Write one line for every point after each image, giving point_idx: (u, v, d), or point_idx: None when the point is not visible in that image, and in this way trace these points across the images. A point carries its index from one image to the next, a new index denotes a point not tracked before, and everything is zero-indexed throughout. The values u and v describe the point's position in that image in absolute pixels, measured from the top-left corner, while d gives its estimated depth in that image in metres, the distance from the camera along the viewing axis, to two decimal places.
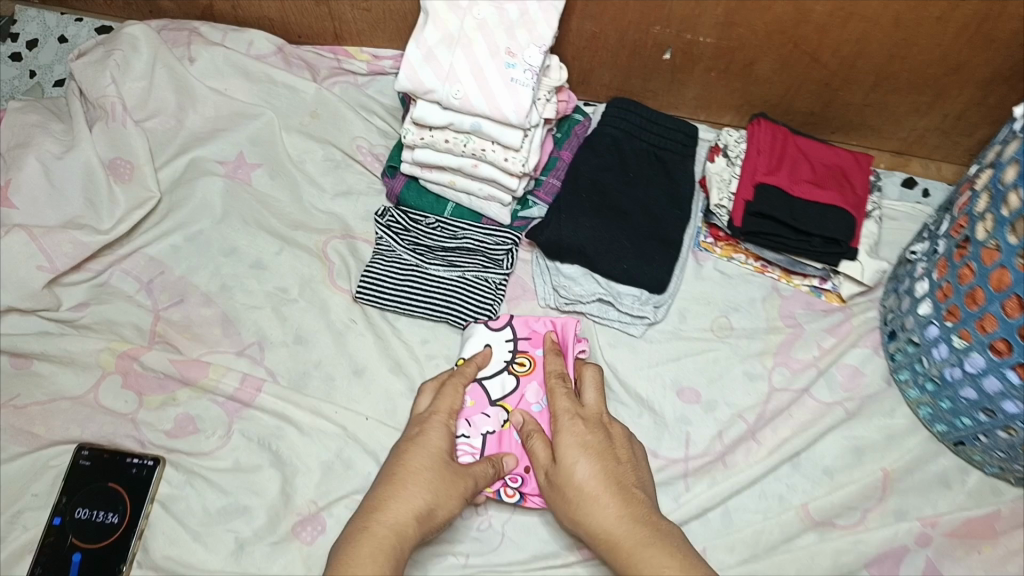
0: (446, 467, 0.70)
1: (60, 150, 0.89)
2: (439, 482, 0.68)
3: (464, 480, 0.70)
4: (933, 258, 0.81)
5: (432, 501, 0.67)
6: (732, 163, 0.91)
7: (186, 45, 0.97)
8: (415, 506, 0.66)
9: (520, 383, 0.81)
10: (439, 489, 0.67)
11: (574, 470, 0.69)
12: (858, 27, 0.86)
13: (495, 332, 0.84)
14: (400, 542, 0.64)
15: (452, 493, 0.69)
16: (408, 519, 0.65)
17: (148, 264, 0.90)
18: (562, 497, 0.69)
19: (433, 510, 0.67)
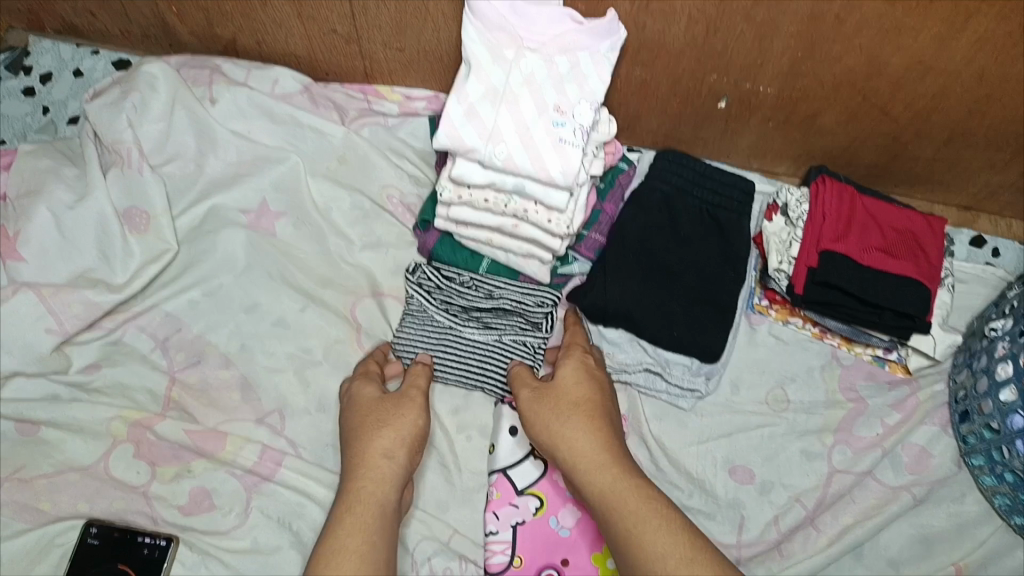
0: (386, 417, 0.73)
1: (72, 198, 0.84)
2: (386, 422, 0.72)
3: (408, 407, 0.74)
4: (1020, 341, 0.74)
5: (396, 435, 0.72)
6: (794, 225, 0.83)
7: (208, 85, 0.90)
8: (380, 449, 0.70)
9: (549, 468, 0.81)
10: (394, 417, 0.73)
11: (572, 385, 0.75)
12: (937, 81, 0.79)
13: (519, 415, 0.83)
14: (382, 489, 0.68)
15: (407, 429, 0.72)
16: (382, 465, 0.69)
17: (164, 320, 0.85)
18: (552, 404, 0.74)
19: (399, 439, 0.71)
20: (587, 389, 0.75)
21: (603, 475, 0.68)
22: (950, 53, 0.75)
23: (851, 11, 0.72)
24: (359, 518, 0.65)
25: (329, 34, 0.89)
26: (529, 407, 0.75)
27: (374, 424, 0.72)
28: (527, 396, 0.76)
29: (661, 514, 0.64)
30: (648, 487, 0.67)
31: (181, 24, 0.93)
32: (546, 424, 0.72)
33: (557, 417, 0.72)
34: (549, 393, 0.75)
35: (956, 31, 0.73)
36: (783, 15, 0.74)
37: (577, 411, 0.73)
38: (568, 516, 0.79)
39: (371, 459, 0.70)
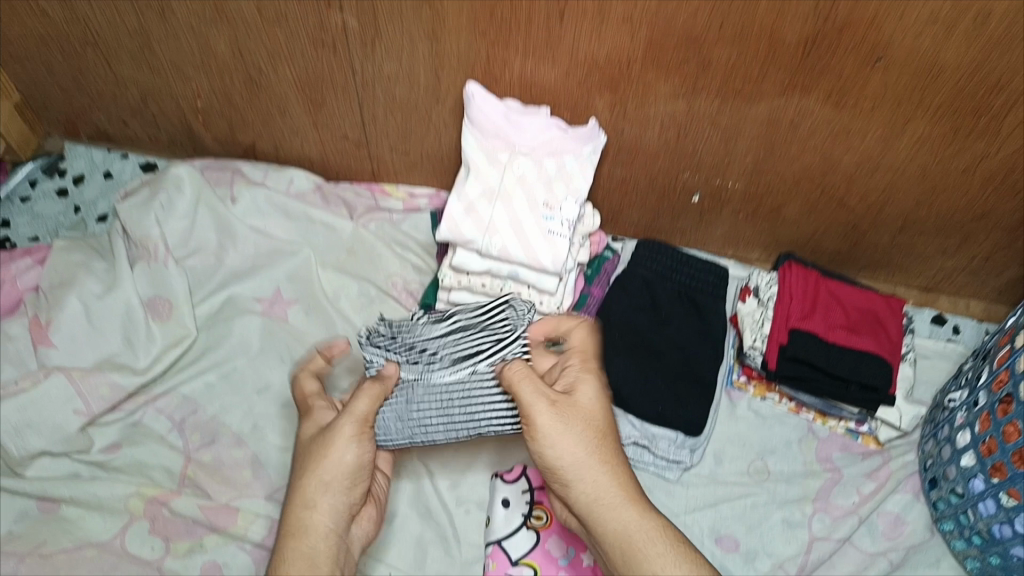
0: (314, 459, 0.72)
1: (101, 289, 0.91)
2: (311, 465, 0.72)
3: (336, 442, 0.72)
4: (975, 409, 0.79)
5: (326, 479, 0.71)
6: (765, 306, 0.91)
7: (229, 185, 1.00)
8: (308, 499, 0.70)
9: (541, 537, 0.84)
10: (321, 458, 0.72)
11: (592, 411, 0.73)
12: (885, 176, 0.88)
13: (510, 486, 0.87)
14: (310, 541, 0.68)
15: (331, 468, 0.71)
16: (305, 518, 0.69)
17: (181, 402, 0.90)
18: (578, 426, 0.71)
19: (328, 484, 0.71)
20: (605, 419, 0.74)
21: (627, 514, 0.69)
22: (893, 152, 0.85)
23: (802, 117, 0.82)
24: (285, 569, 0.67)
25: (341, 140, 0.99)
26: (547, 424, 0.70)
27: (303, 469, 0.72)
28: (545, 410, 0.71)
29: (689, 561, 0.67)
30: (672, 531, 0.69)
31: (206, 131, 1.02)
32: (570, 449, 0.70)
33: (582, 445, 0.70)
34: (570, 413, 0.72)
35: (896, 133, 0.82)
36: (745, 121, 0.84)
37: (601, 444, 0.72)
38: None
39: (302, 509, 0.70)
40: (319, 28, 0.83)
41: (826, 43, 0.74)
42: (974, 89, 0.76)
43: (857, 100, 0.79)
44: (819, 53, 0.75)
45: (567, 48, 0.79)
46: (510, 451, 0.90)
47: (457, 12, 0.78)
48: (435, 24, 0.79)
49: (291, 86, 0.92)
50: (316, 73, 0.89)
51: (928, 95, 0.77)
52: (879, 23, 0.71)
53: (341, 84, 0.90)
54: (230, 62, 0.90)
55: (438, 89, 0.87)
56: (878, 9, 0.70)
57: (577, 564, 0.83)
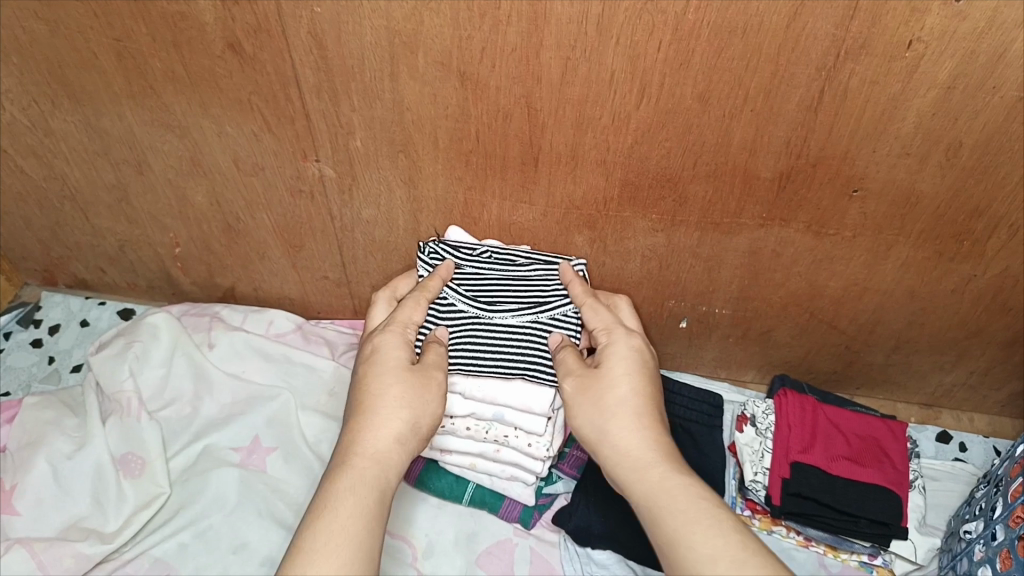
0: (410, 397, 0.69)
1: (71, 447, 0.88)
2: (408, 400, 0.68)
3: (430, 392, 0.71)
4: (993, 544, 0.75)
5: (417, 423, 0.68)
6: (763, 435, 0.88)
7: (207, 331, 0.99)
8: (396, 434, 0.67)
9: None
10: (415, 402, 0.69)
11: (619, 375, 0.70)
12: (874, 298, 0.87)
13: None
14: (386, 473, 0.65)
15: (423, 415, 0.69)
16: (387, 448, 0.66)
17: (153, 566, 0.83)
18: (599, 398, 0.69)
19: (415, 427, 0.68)
20: (635, 379, 0.70)
21: (649, 474, 0.64)
22: (880, 275, 0.84)
23: (785, 246, 0.82)
24: (355, 490, 0.62)
25: (321, 280, 0.98)
26: (573, 398, 0.71)
27: (393, 401, 0.68)
28: (570, 386, 0.72)
29: (712, 515, 0.61)
30: (701, 488, 0.63)
31: (185, 276, 1.02)
32: (592, 418, 0.69)
33: (603, 412, 0.69)
34: (593, 384, 0.70)
35: (881, 258, 0.81)
36: (726, 251, 0.84)
37: (624, 407, 0.68)
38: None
39: (384, 442, 0.67)
40: (296, 178, 0.83)
41: (801, 177, 0.74)
42: (955, 215, 0.75)
43: (839, 229, 0.79)
44: (795, 186, 0.75)
45: (544, 191, 0.79)
46: None
47: (433, 158, 0.78)
48: (412, 172, 0.80)
49: (269, 232, 0.91)
50: (294, 219, 0.89)
51: (909, 221, 0.77)
52: (852, 158, 0.71)
53: (319, 227, 0.89)
54: (209, 211, 0.90)
55: (417, 230, 0.87)
56: (849, 145, 0.70)
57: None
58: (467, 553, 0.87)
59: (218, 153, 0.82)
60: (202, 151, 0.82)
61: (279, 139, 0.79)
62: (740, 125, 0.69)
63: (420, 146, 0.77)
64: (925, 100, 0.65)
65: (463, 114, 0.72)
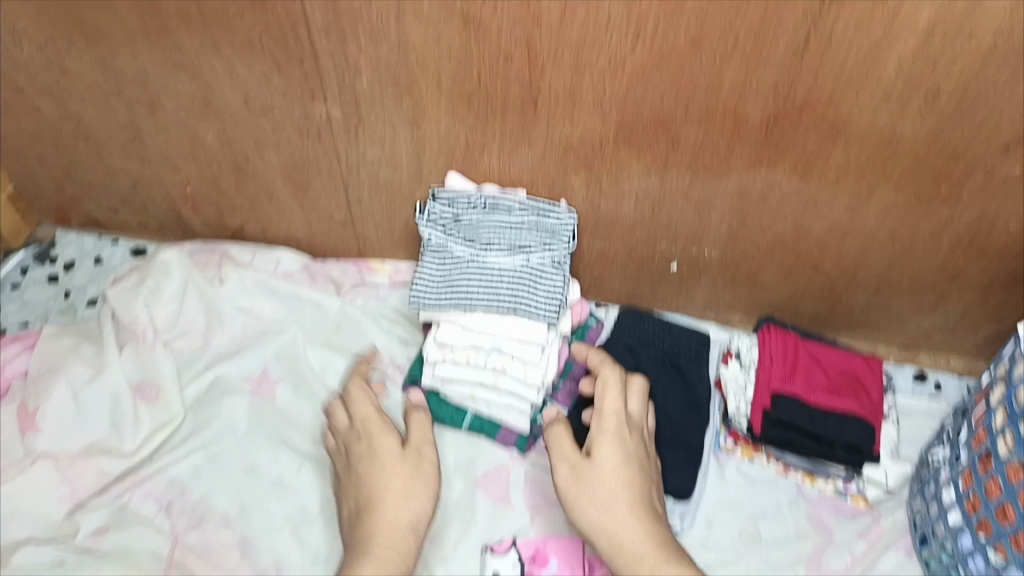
0: (406, 481, 0.82)
1: (89, 373, 0.92)
2: (405, 488, 0.81)
3: (424, 472, 0.83)
4: (957, 467, 0.81)
5: (419, 504, 0.80)
6: (747, 370, 0.93)
7: (218, 268, 1.03)
8: (406, 522, 0.79)
9: None
10: (414, 486, 0.81)
11: (609, 469, 0.79)
12: (856, 241, 0.91)
13: (501, 559, 0.86)
14: (401, 554, 0.76)
15: (424, 493, 0.81)
16: (400, 525, 0.78)
17: (169, 485, 0.89)
18: (592, 490, 0.78)
19: (421, 505, 0.81)
20: (624, 471, 0.79)
21: (638, 560, 0.74)
22: (862, 219, 0.88)
23: (772, 189, 0.86)
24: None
25: (327, 220, 1.02)
26: (568, 485, 0.79)
27: (397, 491, 0.81)
28: (564, 475, 0.80)
29: None
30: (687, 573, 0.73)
31: (194, 215, 1.05)
32: (586, 508, 0.77)
33: (594, 503, 0.77)
34: (589, 477, 0.79)
35: (864, 201, 0.85)
36: (715, 194, 0.87)
37: (616, 498, 0.77)
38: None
39: (398, 531, 0.78)
40: (303, 118, 0.86)
41: (788, 122, 0.78)
42: (934, 160, 0.79)
43: (823, 173, 0.83)
44: (783, 130, 0.79)
45: (543, 132, 0.83)
46: (499, 524, 0.89)
47: (437, 99, 0.81)
48: (415, 112, 0.83)
49: (277, 171, 0.95)
50: (301, 159, 0.92)
51: (890, 166, 0.81)
52: (836, 103, 0.75)
53: (326, 167, 0.93)
54: (218, 151, 0.94)
55: (420, 171, 0.90)
56: (834, 90, 0.74)
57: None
58: (465, 477, 0.92)
59: (228, 93, 0.85)
60: (213, 92, 0.86)
61: (288, 80, 0.82)
62: (730, 69, 0.73)
63: (425, 87, 0.80)
64: (906, 45, 0.69)
65: (466, 55, 0.76)
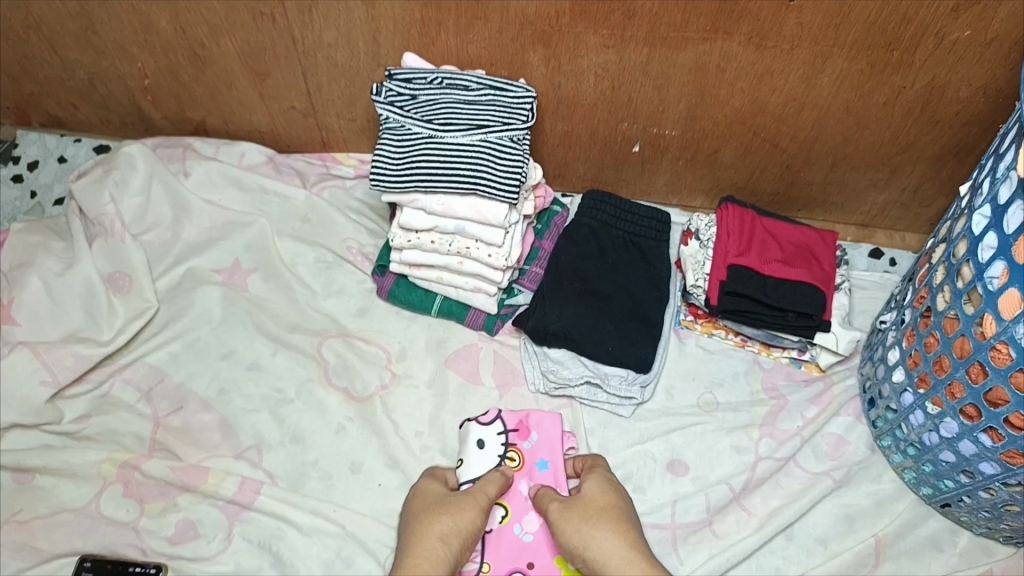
0: (446, 507, 0.75)
1: (60, 267, 0.93)
2: (444, 510, 0.75)
3: (472, 501, 0.76)
4: (902, 327, 0.85)
5: (451, 521, 0.73)
6: (705, 246, 0.95)
7: (181, 161, 1.02)
8: (437, 533, 0.73)
9: (513, 478, 0.83)
10: (456, 509, 0.75)
11: (598, 496, 0.77)
12: (812, 114, 0.92)
13: (485, 429, 0.85)
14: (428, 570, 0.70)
15: (463, 517, 0.74)
16: (433, 547, 0.71)
17: (148, 372, 0.93)
18: (581, 511, 0.75)
19: (456, 525, 0.73)
20: (613, 496, 0.78)
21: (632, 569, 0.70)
22: (817, 90, 0.89)
23: (728, 61, 0.86)
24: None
25: (288, 110, 1.01)
26: (555, 513, 0.76)
27: (432, 513, 0.75)
28: (554, 508, 0.76)
29: None
30: None
31: (155, 110, 1.05)
32: (575, 527, 0.73)
33: (585, 521, 0.74)
34: (576, 502, 0.76)
35: (818, 71, 0.86)
36: (672, 68, 0.88)
37: (605, 515, 0.75)
38: (531, 521, 0.80)
39: (426, 541, 0.72)
40: None
41: None
42: (885, 24, 0.80)
43: (778, 41, 0.83)
44: None
45: (499, 6, 0.83)
46: (468, 400, 0.93)
47: None
48: None
49: (235, 59, 0.94)
50: (258, 44, 0.91)
51: (843, 31, 0.81)
52: None
53: (283, 53, 0.92)
54: (174, 38, 0.93)
55: (377, 53, 0.90)
56: None
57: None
58: (436, 357, 0.95)
59: None
60: None
61: None
62: None
63: None
64: None
65: None
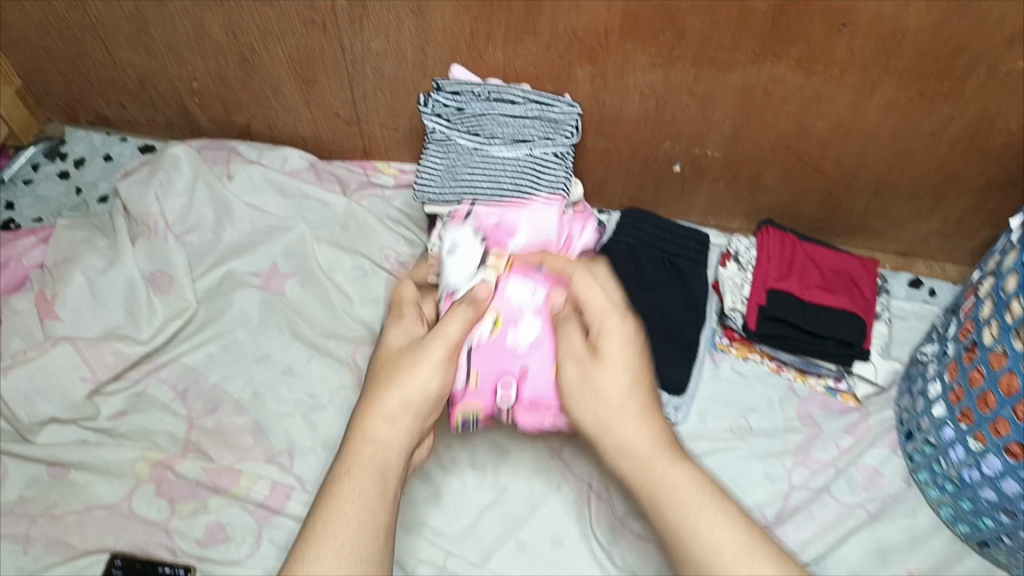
0: (400, 371, 0.68)
1: (103, 264, 0.95)
2: (396, 379, 0.68)
3: (420, 363, 0.68)
4: (943, 360, 0.83)
5: (400, 392, 0.67)
6: (745, 270, 0.94)
7: (226, 164, 1.04)
8: (386, 408, 0.66)
9: (501, 282, 0.79)
10: (400, 377, 0.68)
11: (616, 363, 0.69)
12: (858, 140, 0.91)
13: (464, 234, 0.81)
14: (381, 455, 0.65)
15: (415, 385, 0.67)
16: (384, 426, 0.66)
17: (184, 373, 0.93)
18: (594, 390, 0.69)
19: (408, 395, 0.67)
20: (634, 360, 0.70)
21: (654, 463, 0.65)
22: (864, 116, 0.88)
23: (775, 84, 0.86)
24: (356, 492, 0.62)
25: (332, 118, 1.02)
26: (570, 380, 0.72)
27: (386, 379, 0.68)
28: (571, 370, 0.72)
29: (719, 504, 0.62)
30: (703, 478, 0.64)
31: (201, 112, 1.06)
32: (593, 412, 0.69)
33: (602, 400, 0.69)
34: (591, 372, 0.70)
35: (866, 98, 0.85)
36: (718, 90, 0.87)
37: (625, 400, 0.68)
38: (525, 333, 0.78)
39: (378, 420, 0.66)
40: (309, 6, 0.86)
41: (794, 10, 0.77)
42: (937, 53, 0.79)
43: (827, 66, 0.83)
44: (789, 19, 0.78)
45: (548, 22, 0.83)
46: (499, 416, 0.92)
47: None
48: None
49: (283, 65, 0.95)
50: (307, 52, 0.92)
51: (894, 59, 0.81)
52: None
53: (332, 61, 0.93)
54: (224, 42, 0.94)
55: (425, 64, 0.91)
56: None
57: (544, 307, 0.78)
58: None
59: None
60: None
61: None
62: None
63: None
64: None
65: None
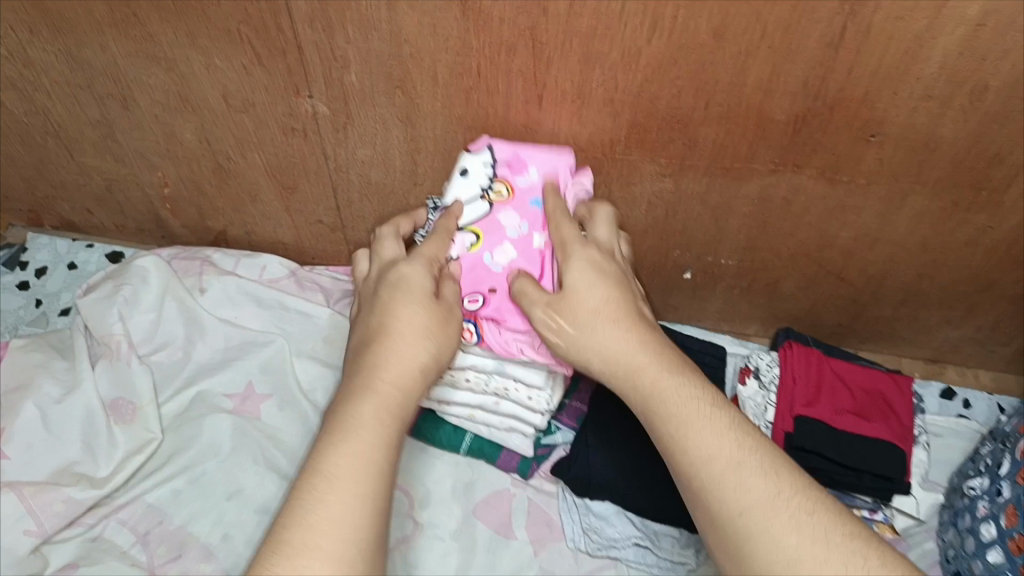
0: (431, 327, 0.63)
1: (60, 392, 0.86)
2: (431, 332, 0.63)
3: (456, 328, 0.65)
4: (999, 500, 0.75)
5: (432, 351, 0.63)
6: (767, 389, 0.85)
7: (198, 275, 0.96)
8: (416, 362, 0.62)
9: (495, 210, 0.73)
10: (439, 336, 0.64)
11: (585, 288, 0.64)
12: (885, 249, 0.84)
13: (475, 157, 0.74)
14: (403, 401, 0.60)
15: (445, 347, 0.64)
16: (409, 371, 0.61)
17: (146, 512, 0.83)
18: (570, 313, 0.63)
19: (436, 360, 0.63)
20: (606, 284, 0.64)
21: (640, 379, 0.61)
22: (893, 225, 0.81)
23: (796, 194, 0.79)
24: (376, 438, 0.56)
25: (315, 224, 0.95)
26: (540, 315, 0.65)
27: (417, 329, 0.62)
28: (540, 313, 0.65)
29: (708, 416, 0.58)
30: (694, 389, 0.60)
31: (175, 218, 0.99)
32: (570, 342, 0.64)
33: (575, 326, 0.63)
34: (560, 302, 0.64)
35: (895, 207, 0.78)
36: (735, 198, 0.80)
37: (597, 316, 0.63)
38: (503, 257, 0.72)
39: (405, 368, 0.61)
40: (288, 115, 0.79)
41: (817, 120, 0.70)
42: (975, 162, 0.72)
43: (853, 176, 0.76)
44: (811, 130, 0.71)
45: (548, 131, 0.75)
46: (499, 556, 0.83)
47: (432, 96, 0.74)
48: (409, 110, 0.76)
49: (261, 172, 0.88)
50: (287, 159, 0.85)
51: (927, 167, 0.73)
52: (871, 100, 0.68)
53: (314, 168, 0.86)
54: (198, 149, 0.87)
55: (415, 172, 0.83)
56: (869, 87, 0.66)
57: (527, 242, 0.72)
58: (465, 503, 0.86)
59: (207, 90, 0.78)
60: (189, 85, 0.78)
61: (271, 73, 0.75)
62: (756, 62, 0.65)
63: (418, 82, 0.72)
64: (952, 38, 0.61)
65: (464, 47, 0.68)
